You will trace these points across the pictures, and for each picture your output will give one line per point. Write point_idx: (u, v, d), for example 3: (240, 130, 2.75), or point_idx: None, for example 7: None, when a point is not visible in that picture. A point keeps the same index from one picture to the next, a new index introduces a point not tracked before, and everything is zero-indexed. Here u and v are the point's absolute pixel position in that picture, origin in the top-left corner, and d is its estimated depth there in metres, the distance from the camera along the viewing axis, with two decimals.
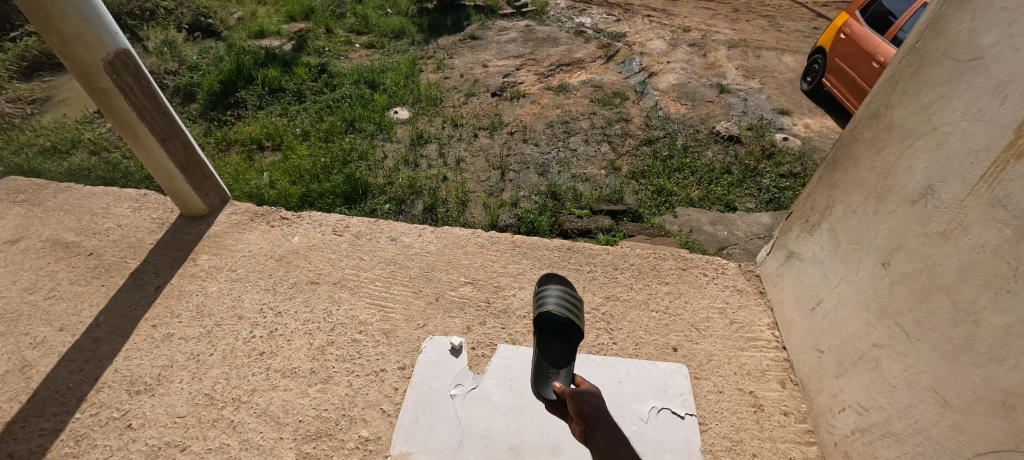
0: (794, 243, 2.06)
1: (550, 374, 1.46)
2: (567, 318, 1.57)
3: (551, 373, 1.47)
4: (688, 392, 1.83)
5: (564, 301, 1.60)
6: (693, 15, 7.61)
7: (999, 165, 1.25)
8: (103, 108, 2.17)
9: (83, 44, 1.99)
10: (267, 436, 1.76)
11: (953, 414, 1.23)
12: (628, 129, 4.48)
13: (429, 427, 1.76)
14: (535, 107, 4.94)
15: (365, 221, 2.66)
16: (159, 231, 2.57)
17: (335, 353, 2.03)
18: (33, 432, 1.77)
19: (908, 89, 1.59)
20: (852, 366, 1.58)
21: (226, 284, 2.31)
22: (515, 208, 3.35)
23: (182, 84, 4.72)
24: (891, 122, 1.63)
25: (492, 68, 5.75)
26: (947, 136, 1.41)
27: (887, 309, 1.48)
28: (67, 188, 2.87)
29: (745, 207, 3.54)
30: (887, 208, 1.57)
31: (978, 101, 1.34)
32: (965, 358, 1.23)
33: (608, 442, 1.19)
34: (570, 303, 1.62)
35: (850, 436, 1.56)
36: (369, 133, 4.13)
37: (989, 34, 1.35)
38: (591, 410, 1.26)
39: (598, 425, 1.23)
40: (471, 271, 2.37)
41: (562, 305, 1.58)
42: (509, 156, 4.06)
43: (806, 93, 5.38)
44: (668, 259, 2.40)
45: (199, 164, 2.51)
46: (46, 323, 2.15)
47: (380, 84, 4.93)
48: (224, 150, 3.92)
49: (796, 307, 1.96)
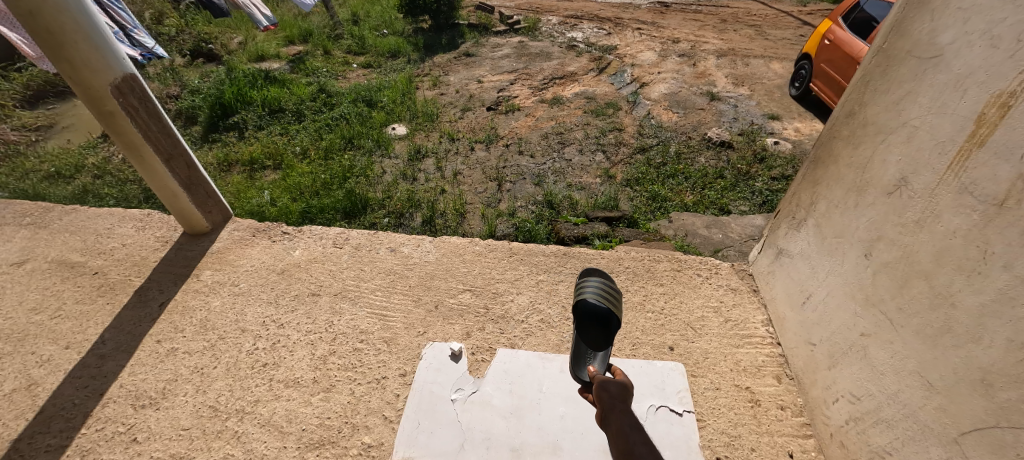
0: (783, 240, 2.12)
1: (587, 356, 1.70)
2: (605, 306, 1.63)
3: (589, 355, 1.71)
4: (685, 389, 1.86)
5: (603, 291, 1.66)
6: (683, 26, 7.77)
7: (964, 154, 1.31)
8: (110, 132, 2.24)
9: (90, 70, 2.06)
10: (271, 445, 1.79)
11: (938, 396, 1.28)
12: (621, 138, 4.56)
13: (431, 432, 1.79)
14: (529, 119, 5.02)
15: (364, 233, 2.71)
16: (162, 249, 2.62)
17: (337, 362, 2.06)
18: (40, 449, 1.80)
19: (879, 87, 1.67)
20: (843, 357, 1.63)
21: (229, 298, 2.35)
22: (512, 218, 3.40)
23: (184, 107, 4.84)
24: (865, 119, 1.71)
25: (487, 83, 5.87)
26: (916, 129, 1.48)
27: (872, 298, 1.53)
28: (72, 210, 2.92)
29: (739, 210, 3.59)
30: (866, 201, 1.63)
31: (942, 95, 1.41)
32: (945, 341, 1.28)
33: (620, 428, 1.32)
34: (608, 291, 1.67)
35: (845, 426, 1.60)
36: (367, 149, 4.19)
37: (947, 32, 1.43)
38: (608, 396, 1.40)
39: (613, 412, 1.37)
40: (469, 278, 2.41)
41: (598, 295, 1.65)
42: (505, 167, 4.13)
43: (795, 98, 5.47)
44: (663, 261, 2.44)
45: (201, 182, 2.57)
46: (52, 342, 2.19)
47: (377, 102, 5.03)
48: (225, 170, 3.98)
49: (787, 302, 2.01)
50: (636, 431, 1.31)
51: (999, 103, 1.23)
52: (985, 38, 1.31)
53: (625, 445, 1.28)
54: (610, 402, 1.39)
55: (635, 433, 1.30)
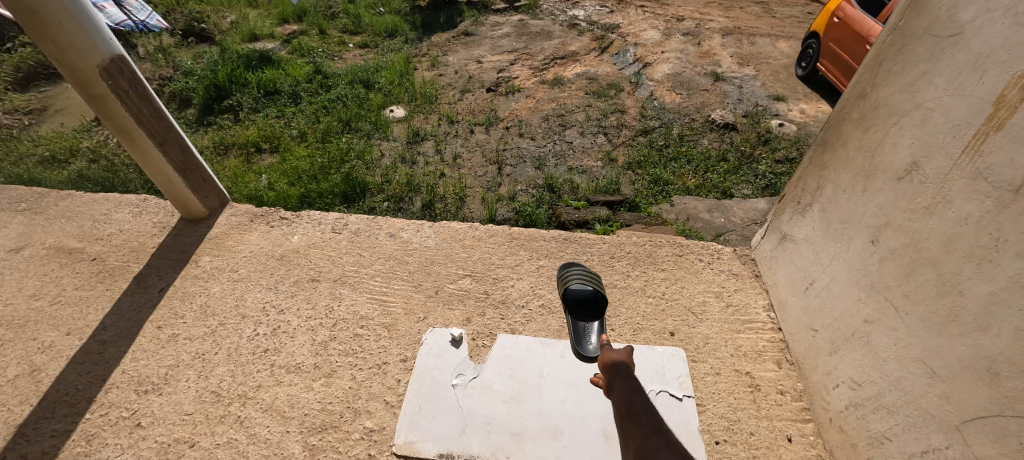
0: (787, 225, 2.10)
1: (583, 332, 1.73)
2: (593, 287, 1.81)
3: (584, 330, 1.74)
4: (685, 374, 1.87)
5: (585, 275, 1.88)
6: (687, 4, 7.59)
7: (980, 138, 1.28)
8: (101, 114, 2.20)
9: (77, 51, 2.01)
10: (273, 430, 1.80)
11: (941, 384, 1.28)
12: (623, 120, 4.49)
13: (432, 416, 1.80)
14: (530, 101, 4.95)
15: (363, 218, 2.69)
16: (160, 235, 2.60)
17: (338, 347, 2.06)
18: (45, 434, 1.81)
19: (892, 68, 1.63)
20: (845, 343, 1.63)
21: (228, 284, 2.34)
22: (512, 202, 3.37)
23: (178, 89, 4.76)
24: (877, 101, 1.67)
25: (487, 63, 5.77)
26: (930, 112, 1.44)
27: (877, 285, 1.53)
28: (68, 195, 2.89)
29: (742, 193, 3.56)
30: (874, 186, 1.61)
31: (959, 76, 1.37)
32: (951, 329, 1.27)
33: (622, 392, 1.23)
34: (590, 277, 1.89)
35: (845, 411, 1.60)
36: (365, 132, 4.14)
37: (968, 9, 1.38)
38: (615, 367, 1.34)
39: (617, 380, 1.29)
40: (469, 263, 2.40)
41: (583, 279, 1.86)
42: (505, 150, 4.08)
43: (801, 78, 5.38)
44: (664, 246, 2.42)
45: (197, 167, 2.54)
46: (53, 328, 2.19)
47: (375, 84, 4.94)
48: (221, 154, 3.94)
49: (790, 288, 2.00)
50: (636, 392, 1.21)
51: (1021, 85, 1.20)
52: (1009, 15, 1.26)
53: (625, 406, 1.18)
54: (616, 370, 1.32)
55: (635, 393, 1.20)
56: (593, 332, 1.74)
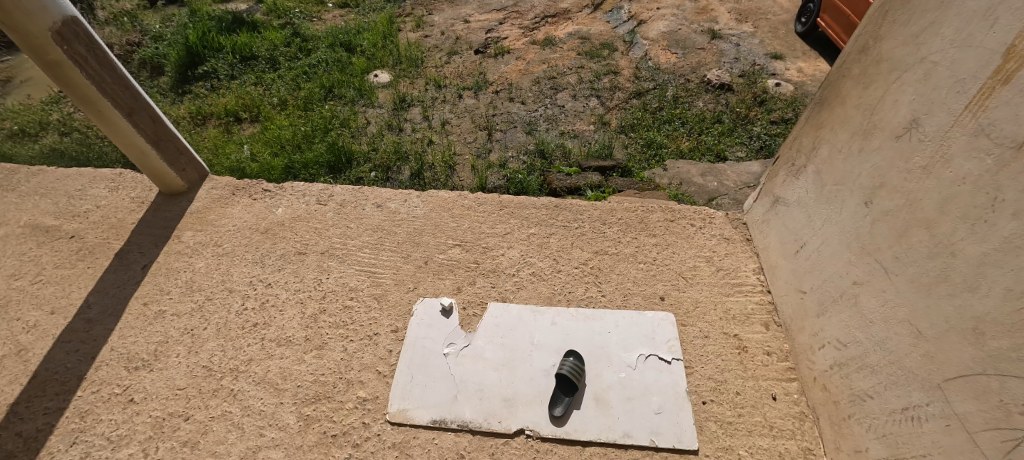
0: (781, 188, 2.09)
1: (567, 403, 1.70)
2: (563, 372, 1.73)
3: (566, 400, 1.70)
4: (674, 338, 1.89)
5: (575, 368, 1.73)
6: None
7: (986, 92, 1.24)
8: (61, 84, 2.09)
9: (24, 13, 1.87)
10: (267, 402, 1.80)
11: (926, 344, 1.29)
12: (617, 82, 4.37)
13: (425, 384, 1.81)
14: (521, 63, 4.79)
15: (350, 189, 2.62)
16: (139, 210, 2.53)
17: (328, 320, 2.04)
18: (38, 412, 1.80)
19: (898, 18, 1.57)
20: (833, 305, 1.65)
21: (213, 259, 2.30)
22: (503, 169, 3.32)
23: (149, 56, 4.56)
24: (880, 56, 1.62)
25: (474, 23, 5.54)
26: (935, 65, 1.40)
27: (868, 247, 1.53)
28: (40, 171, 2.79)
29: (736, 156, 3.53)
30: (871, 146, 1.59)
31: (969, 25, 1.31)
32: (940, 289, 1.28)
33: None
34: (579, 370, 1.74)
35: (829, 370, 1.64)
36: (350, 99, 4.00)
37: None
38: None
39: None
40: (459, 233, 2.36)
41: (571, 367, 1.74)
42: (495, 115, 3.98)
43: (800, 35, 5.26)
44: (656, 211, 2.39)
45: (171, 138, 2.46)
46: (36, 307, 2.15)
47: (357, 47, 4.75)
48: (200, 124, 3.81)
49: (780, 251, 2.00)
50: None
51: None
52: None
53: None
54: None
55: None
56: (562, 403, 1.69)
